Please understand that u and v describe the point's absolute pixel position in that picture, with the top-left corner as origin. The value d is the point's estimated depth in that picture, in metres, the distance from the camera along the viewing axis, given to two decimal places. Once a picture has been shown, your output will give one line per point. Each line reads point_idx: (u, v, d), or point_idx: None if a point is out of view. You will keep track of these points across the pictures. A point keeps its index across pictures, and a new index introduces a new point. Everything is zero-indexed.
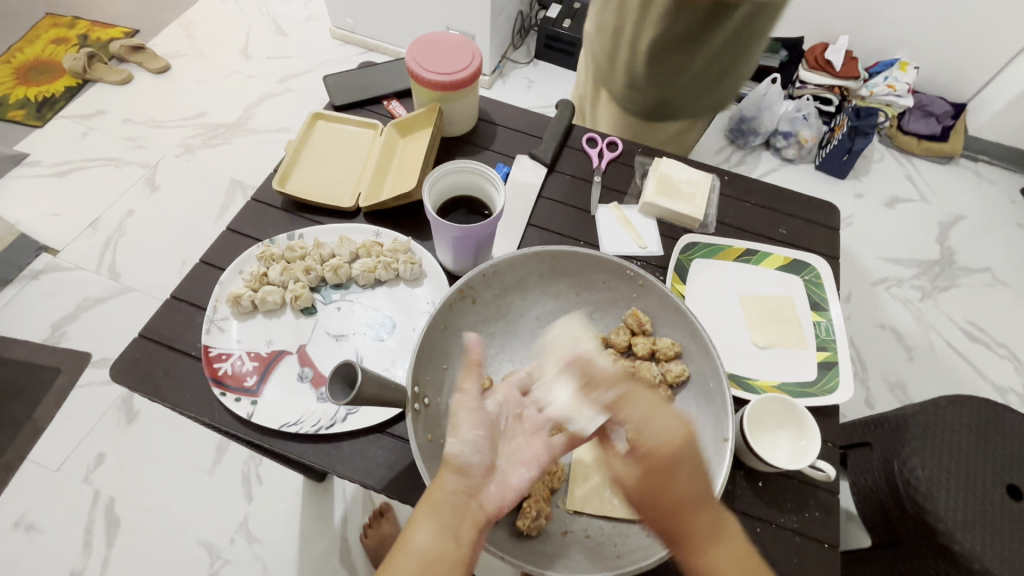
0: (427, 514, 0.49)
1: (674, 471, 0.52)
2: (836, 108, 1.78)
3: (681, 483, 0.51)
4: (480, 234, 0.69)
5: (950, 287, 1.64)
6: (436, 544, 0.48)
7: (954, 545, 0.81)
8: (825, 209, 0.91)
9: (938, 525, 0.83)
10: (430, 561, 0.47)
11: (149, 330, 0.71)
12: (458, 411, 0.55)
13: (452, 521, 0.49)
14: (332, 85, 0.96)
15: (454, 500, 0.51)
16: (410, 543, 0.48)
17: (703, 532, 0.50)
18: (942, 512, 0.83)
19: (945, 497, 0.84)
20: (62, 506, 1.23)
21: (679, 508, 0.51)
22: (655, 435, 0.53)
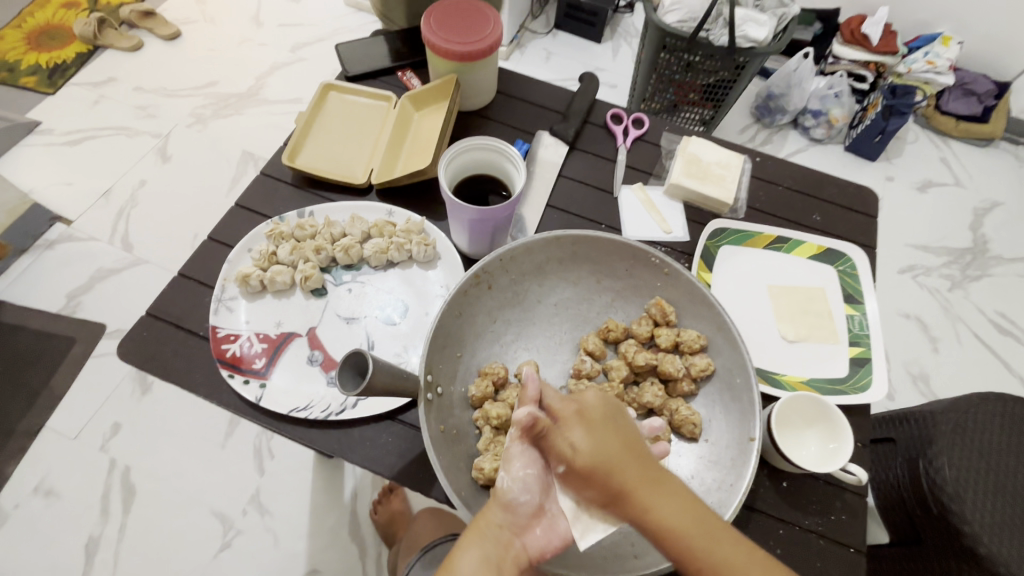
0: (470, 543, 0.47)
1: (603, 434, 0.48)
2: (872, 85, 1.69)
3: (604, 443, 0.47)
4: (498, 216, 0.66)
5: (981, 277, 1.57)
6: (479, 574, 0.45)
7: (979, 548, 0.78)
8: (862, 195, 0.86)
9: (963, 528, 0.80)
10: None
11: (156, 307, 0.69)
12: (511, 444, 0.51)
13: (497, 554, 0.47)
14: (344, 53, 0.92)
15: (499, 536, 0.48)
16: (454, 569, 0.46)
17: (639, 494, 0.45)
18: (968, 514, 0.80)
19: (972, 499, 0.81)
20: (80, 473, 1.25)
21: (607, 468, 0.46)
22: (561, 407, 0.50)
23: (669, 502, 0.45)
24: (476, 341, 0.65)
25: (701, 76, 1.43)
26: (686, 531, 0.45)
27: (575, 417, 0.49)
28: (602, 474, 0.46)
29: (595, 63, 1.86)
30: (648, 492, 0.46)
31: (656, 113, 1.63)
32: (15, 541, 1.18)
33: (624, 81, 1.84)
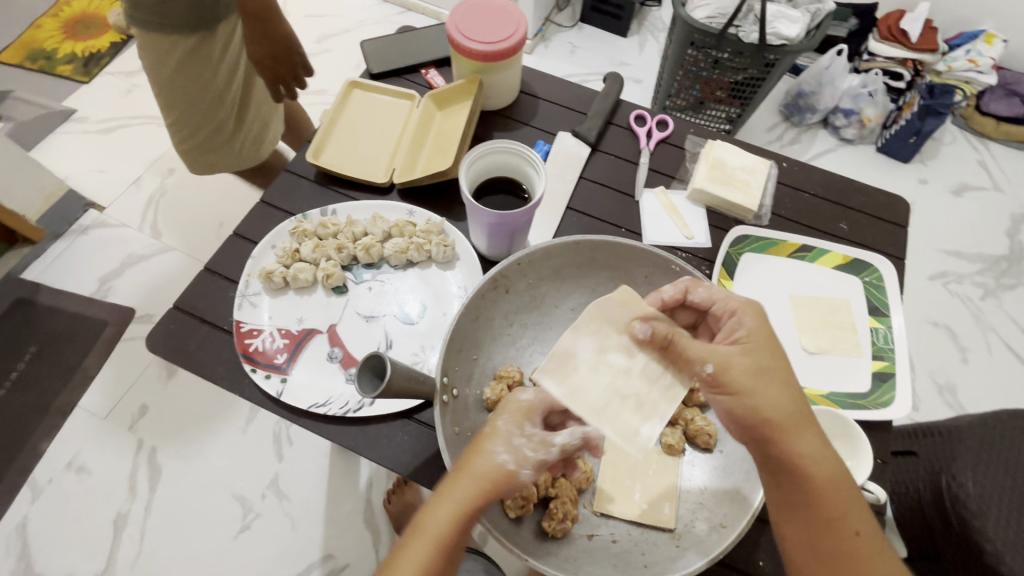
0: (443, 501, 0.49)
1: (769, 342, 0.52)
2: (908, 83, 1.61)
3: (772, 349, 0.52)
4: (517, 221, 0.66)
5: (1016, 286, 1.52)
6: (449, 528, 0.49)
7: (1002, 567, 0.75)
8: (893, 204, 0.84)
9: (984, 545, 0.77)
10: (441, 542, 0.49)
11: (183, 301, 0.71)
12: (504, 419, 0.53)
13: (469, 497, 0.49)
14: (369, 51, 0.92)
15: (478, 485, 0.50)
16: (426, 526, 0.50)
17: (790, 399, 0.50)
18: (991, 531, 0.77)
19: (997, 515, 0.78)
20: (109, 451, 1.30)
21: (767, 366, 0.51)
22: (740, 312, 0.54)
23: (806, 416, 0.50)
24: (492, 344, 0.66)
25: (729, 73, 1.40)
26: (813, 451, 0.49)
27: (752, 321, 0.53)
28: (765, 370, 0.51)
29: (620, 57, 1.83)
30: (793, 399, 0.50)
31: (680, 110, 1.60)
32: (47, 514, 1.24)
33: (649, 76, 1.81)
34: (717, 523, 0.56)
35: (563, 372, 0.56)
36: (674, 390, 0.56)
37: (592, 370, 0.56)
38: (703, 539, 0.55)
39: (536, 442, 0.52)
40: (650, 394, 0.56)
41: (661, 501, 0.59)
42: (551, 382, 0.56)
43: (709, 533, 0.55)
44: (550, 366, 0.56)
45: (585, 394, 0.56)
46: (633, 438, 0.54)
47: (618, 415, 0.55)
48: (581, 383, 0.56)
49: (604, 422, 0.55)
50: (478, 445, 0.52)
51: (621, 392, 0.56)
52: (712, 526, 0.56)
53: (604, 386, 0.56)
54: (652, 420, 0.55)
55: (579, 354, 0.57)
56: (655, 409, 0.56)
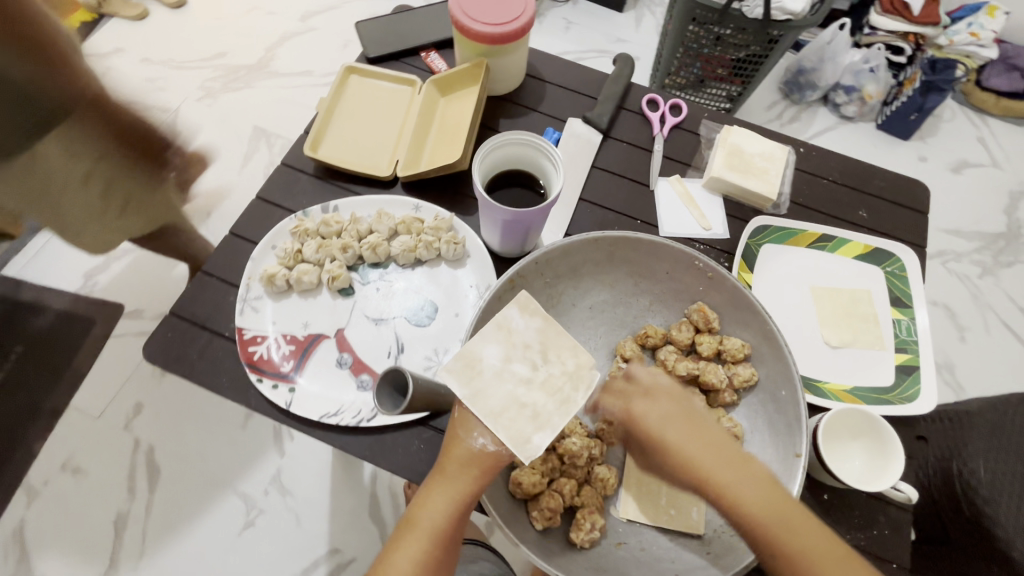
0: (436, 492, 0.52)
1: (662, 405, 0.53)
2: (909, 59, 1.58)
3: (666, 412, 0.52)
4: (533, 218, 0.63)
5: (1014, 263, 1.52)
6: (445, 519, 0.51)
7: (1012, 553, 0.75)
8: (913, 190, 0.81)
9: (996, 532, 0.77)
10: (437, 532, 0.51)
11: (180, 307, 0.67)
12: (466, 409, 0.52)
13: (458, 491, 0.51)
14: (365, 32, 0.87)
15: (461, 478, 0.51)
16: (420, 518, 0.52)
17: (697, 457, 0.49)
18: (1002, 519, 0.77)
19: (1006, 502, 0.78)
20: (105, 452, 1.26)
21: (666, 436, 0.51)
22: (633, 386, 0.55)
23: (723, 463, 0.49)
24: None
25: (732, 50, 1.35)
26: (743, 496, 0.47)
27: (647, 387, 0.54)
28: (665, 438, 0.51)
29: (617, 33, 1.77)
30: (701, 452, 0.49)
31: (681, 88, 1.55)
32: (44, 517, 1.21)
33: (647, 53, 1.75)
34: None
35: (466, 376, 0.52)
36: (568, 402, 0.51)
37: (497, 377, 0.52)
38: (734, 546, 0.53)
39: (503, 418, 0.50)
40: (546, 407, 0.51)
41: (688, 506, 0.57)
42: (455, 384, 0.51)
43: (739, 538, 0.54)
44: (452, 368, 0.52)
45: (485, 401, 0.51)
46: (523, 447, 0.50)
47: (512, 421, 0.50)
48: (484, 389, 0.51)
49: (496, 427, 0.50)
50: (455, 433, 0.52)
51: (520, 400, 0.51)
52: None
53: (504, 393, 0.51)
54: (544, 429, 0.50)
55: (484, 357, 0.53)
56: (549, 420, 0.50)
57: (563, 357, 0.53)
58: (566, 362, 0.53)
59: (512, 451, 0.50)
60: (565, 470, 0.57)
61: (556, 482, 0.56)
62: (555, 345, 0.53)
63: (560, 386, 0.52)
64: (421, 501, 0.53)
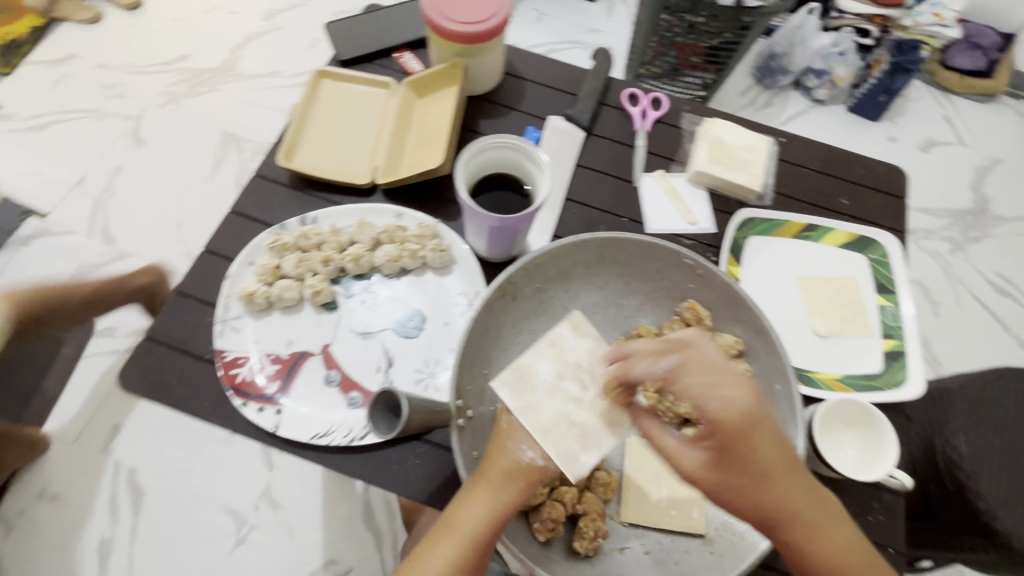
0: (477, 496, 0.49)
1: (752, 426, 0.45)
2: (876, 41, 1.58)
3: (759, 436, 0.45)
4: (521, 223, 0.61)
5: (982, 238, 1.56)
6: (484, 527, 0.48)
7: (996, 524, 0.74)
8: (891, 175, 0.82)
9: (979, 504, 0.77)
10: (475, 540, 0.47)
11: (155, 331, 0.64)
12: (518, 424, 0.52)
13: (499, 500, 0.48)
14: (335, 33, 0.84)
15: (505, 485, 0.49)
16: (456, 523, 0.48)
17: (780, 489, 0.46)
18: (984, 491, 0.77)
19: (989, 474, 0.78)
20: (84, 477, 1.21)
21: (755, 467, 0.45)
22: (718, 404, 0.45)
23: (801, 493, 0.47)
24: (501, 356, 0.62)
25: (705, 38, 1.35)
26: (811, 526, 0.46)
27: (739, 403, 0.45)
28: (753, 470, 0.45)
29: (589, 23, 1.76)
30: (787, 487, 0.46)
31: (656, 78, 1.55)
32: (22, 549, 1.16)
33: (621, 43, 1.74)
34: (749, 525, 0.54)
35: (518, 390, 0.54)
36: (617, 423, 0.53)
37: (548, 394, 0.54)
38: (738, 544, 0.53)
39: (558, 435, 0.52)
40: (594, 426, 0.53)
41: (690, 506, 0.57)
42: (509, 397, 0.53)
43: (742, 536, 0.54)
44: (507, 381, 0.54)
45: (535, 416, 0.53)
46: (572, 465, 0.51)
47: (561, 438, 0.52)
48: (535, 404, 0.53)
49: (547, 443, 0.51)
50: (501, 443, 0.51)
51: (570, 417, 0.53)
52: (745, 528, 0.54)
53: (554, 410, 0.53)
54: (591, 450, 0.52)
55: (537, 371, 0.55)
56: (597, 440, 0.53)
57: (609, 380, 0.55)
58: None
59: (561, 467, 0.51)
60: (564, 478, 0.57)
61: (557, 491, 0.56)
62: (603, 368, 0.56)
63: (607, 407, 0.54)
64: (458, 505, 0.49)
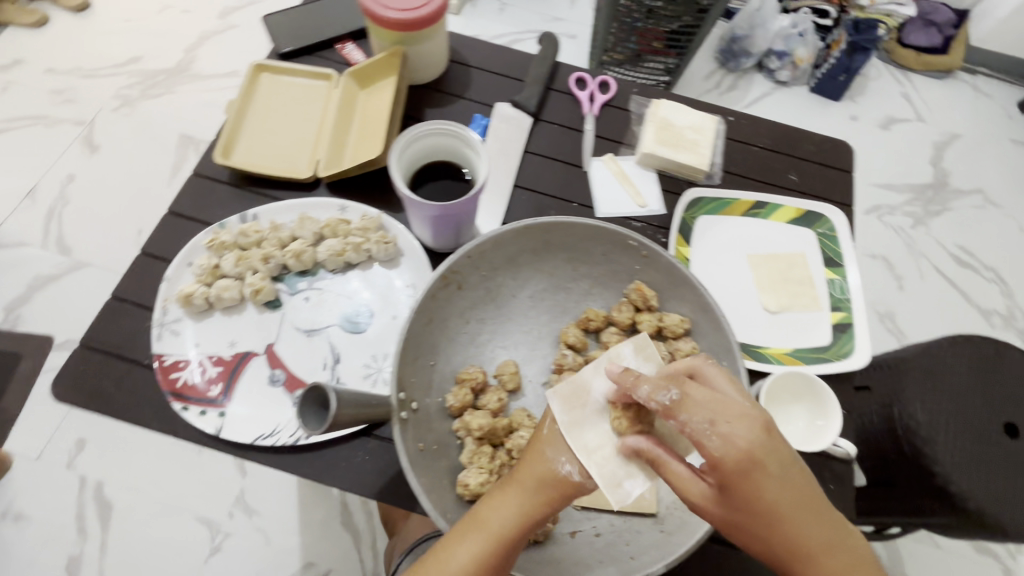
0: (509, 497, 0.48)
1: (766, 465, 0.43)
2: (834, 21, 1.62)
3: (772, 477, 0.43)
4: (462, 210, 0.60)
5: (942, 212, 1.57)
6: (513, 529, 0.47)
7: (950, 486, 0.74)
8: (839, 149, 0.82)
9: (934, 468, 0.75)
10: (502, 539, 0.47)
11: (91, 337, 0.62)
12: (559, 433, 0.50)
13: (529, 505, 0.48)
14: (275, 26, 0.82)
15: (539, 492, 0.48)
16: (485, 520, 0.48)
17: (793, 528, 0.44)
18: (939, 455, 0.76)
19: (944, 438, 0.76)
20: (48, 493, 1.17)
21: (765, 507, 0.43)
22: (726, 444, 0.42)
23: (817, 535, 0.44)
24: (448, 345, 0.61)
25: (665, 21, 1.33)
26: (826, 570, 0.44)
27: (752, 443, 0.43)
28: (764, 510, 0.43)
29: (553, 11, 1.74)
30: (801, 528, 0.44)
31: (618, 65, 1.52)
32: None
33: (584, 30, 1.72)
34: None
35: (571, 404, 0.52)
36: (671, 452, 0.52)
37: (599, 414, 0.52)
38: (687, 520, 0.54)
39: (599, 456, 0.49)
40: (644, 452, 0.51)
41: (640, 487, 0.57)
42: (558, 407, 0.52)
43: (692, 513, 0.54)
44: (560, 392, 0.53)
45: (581, 434, 0.50)
46: (615, 490, 0.49)
47: (606, 461, 0.50)
48: (583, 421, 0.51)
49: (591, 462, 0.49)
50: (540, 450, 0.50)
51: (615, 439, 0.51)
52: None
53: (601, 432, 0.51)
54: (637, 476, 0.50)
55: (591, 389, 0.54)
56: (645, 469, 0.50)
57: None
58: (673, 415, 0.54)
59: (602, 487, 0.49)
60: (514, 465, 0.57)
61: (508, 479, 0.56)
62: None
63: (664, 434, 0.53)
64: (490, 504, 0.49)
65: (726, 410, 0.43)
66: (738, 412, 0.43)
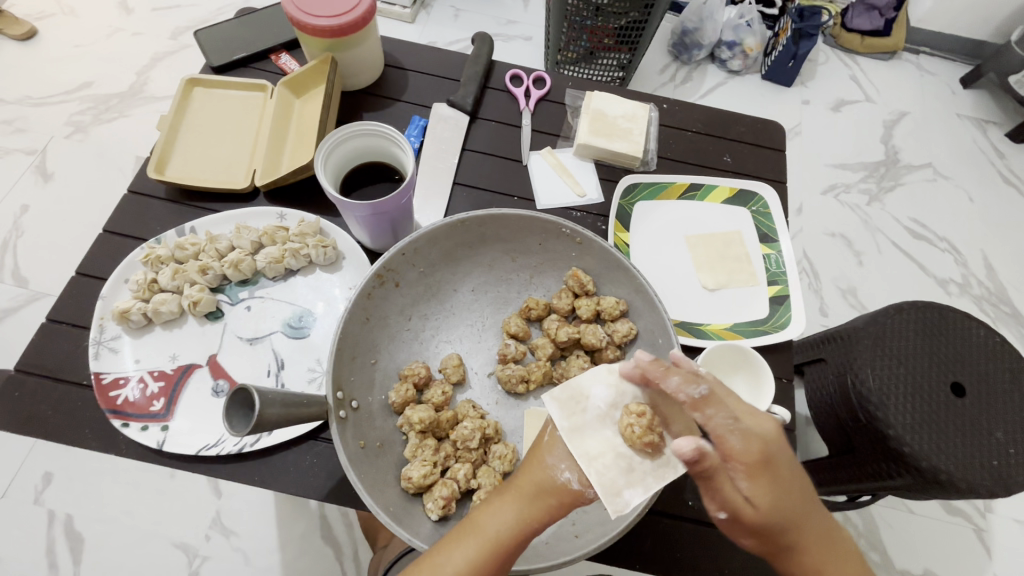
0: (507, 502, 0.48)
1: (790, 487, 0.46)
2: (780, 10, 1.62)
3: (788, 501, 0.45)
4: (395, 208, 0.61)
5: (895, 187, 1.58)
6: (510, 535, 0.47)
7: (904, 448, 0.72)
8: (770, 130, 0.85)
9: (887, 433, 0.73)
10: (496, 545, 0.47)
11: (29, 361, 0.62)
12: (563, 442, 0.48)
13: (530, 513, 0.47)
14: (207, 41, 0.82)
15: (541, 500, 0.48)
16: (483, 525, 0.48)
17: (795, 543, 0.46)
18: (892, 418, 0.73)
19: (896, 403, 0.73)
20: (15, 531, 1.09)
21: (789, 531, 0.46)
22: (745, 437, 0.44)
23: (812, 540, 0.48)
24: (389, 344, 0.62)
25: (613, 19, 1.29)
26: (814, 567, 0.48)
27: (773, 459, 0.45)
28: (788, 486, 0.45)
29: (511, 12, 1.74)
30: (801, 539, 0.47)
31: (573, 63, 1.49)
32: None
33: (540, 31, 1.72)
34: None
35: (570, 409, 0.49)
36: (668, 466, 0.47)
37: (600, 421, 0.48)
38: None
39: (603, 468, 0.46)
40: (641, 463, 0.47)
41: None
42: (557, 412, 0.48)
43: None
44: (559, 397, 0.49)
45: (581, 441, 0.48)
46: (613, 499, 0.45)
47: (606, 468, 0.47)
48: (584, 427, 0.48)
49: (590, 471, 0.46)
50: (540, 456, 0.49)
51: (619, 449, 0.47)
52: None
53: (602, 439, 0.48)
54: (636, 486, 0.46)
55: (591, 396, 0.50)
56: (643, 478, 0.47)
57: (671, 420, 0.49)
58: (673, 427, 0.49)
59: (599, 497, 0.46)
60: (459, 455, 0.58)
61: (453, 468, 0.57)
62: (667, 407, 0.50)
63: (667, 449, 0.48)
64: (486, 509, 0.49)
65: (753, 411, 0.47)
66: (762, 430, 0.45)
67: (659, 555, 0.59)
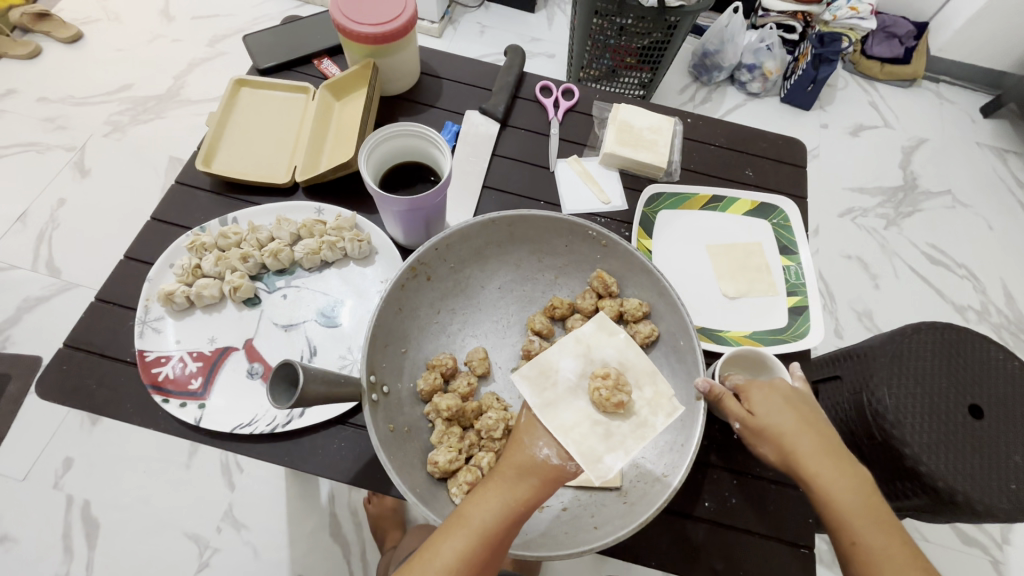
0: (490, 492, 0.50)
1: (804, 425, 0.53)
2: (800, 35, 1.65)
3: (800, 433, 0.52)
4: (429, 204, 0.64)
5: (914, 213, 1.58)
6: (498, 522, 0.48)
7: (921, 467, 0.72)
8: (791, 147, 0.87)
9: (904, 451, 0.73)
10: (487, 535, 0.48)
11: (77, 338, 0.65)
12: (538, 421, 0.53)
13: (513, 499, 0.49)
14: (254, 45, 0.86)
15: (518, 481, 0.50)
16: (468, 517, 0.49)
17: (825, 478, 0.51)
18: (909, 436, 0.73)
19: (912, 422, 0.74)
20: (34, 514, 1.12)
21: (804, 461, 0.51)
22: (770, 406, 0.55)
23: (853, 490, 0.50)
24: (420, 335, 0.64)
25: (636, 39, 1.33)
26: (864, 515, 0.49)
27: (785, 411, 0.54)
28: (804, 463, 0.51)
29: (535, 31, 1.79)
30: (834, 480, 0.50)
31: (596, 81, 1.53)
32: None
33: (562, 49, 1.77)
34: (658, 474, 0.57)
35: (541, 385, 0.54)
36: (645, 425, 0.52)
37: (571, 393, 0.53)
38: (647, 492, 0.55)
39: (578, 436, 0.51)
40: (619, 428, 0.52)
41: None
42: (528, 391, 0.53)
43: (652, 485, 0.56)
44: (526, 375, 0.54)
45: (556, 413, 0.52)
46: (594, 466, 0.50)
47: (583, 437, 0.51)
48: (557, 401, 0.53)
49: (567, 441, 0.51)
50: (519, 439, 0.53)
51: (594, 417, 0.52)
52: (654, 477, 0.57)
53: (576, 410, 0.52)
54: (616, 450, 0.51)
55: (561, 369, 0.55)
56: (623, 441, 0.51)
57: (642, 382, 0.54)
58: (644, 388, 0.54)
59: (581, 467, 0.50)
60: (483, 444, 0.60)
61: (478, 456, 0.59)
62: (635, 370, 0.55)
63: (639, 409, 0.53)
64: (472, 500, 0.50)
65: (778, 390, 0.56)
66: (783, 392, 0.55)
67: (674, 553, 0.60)
